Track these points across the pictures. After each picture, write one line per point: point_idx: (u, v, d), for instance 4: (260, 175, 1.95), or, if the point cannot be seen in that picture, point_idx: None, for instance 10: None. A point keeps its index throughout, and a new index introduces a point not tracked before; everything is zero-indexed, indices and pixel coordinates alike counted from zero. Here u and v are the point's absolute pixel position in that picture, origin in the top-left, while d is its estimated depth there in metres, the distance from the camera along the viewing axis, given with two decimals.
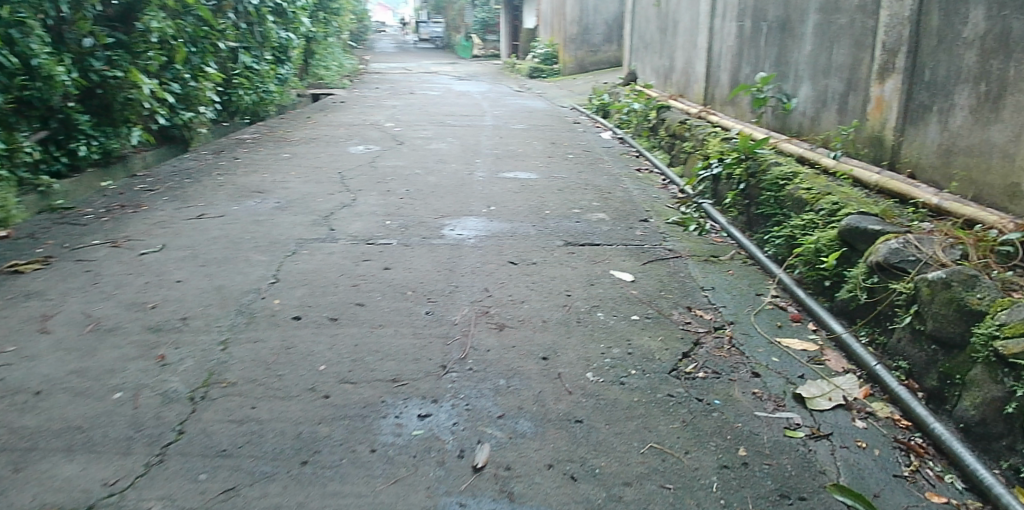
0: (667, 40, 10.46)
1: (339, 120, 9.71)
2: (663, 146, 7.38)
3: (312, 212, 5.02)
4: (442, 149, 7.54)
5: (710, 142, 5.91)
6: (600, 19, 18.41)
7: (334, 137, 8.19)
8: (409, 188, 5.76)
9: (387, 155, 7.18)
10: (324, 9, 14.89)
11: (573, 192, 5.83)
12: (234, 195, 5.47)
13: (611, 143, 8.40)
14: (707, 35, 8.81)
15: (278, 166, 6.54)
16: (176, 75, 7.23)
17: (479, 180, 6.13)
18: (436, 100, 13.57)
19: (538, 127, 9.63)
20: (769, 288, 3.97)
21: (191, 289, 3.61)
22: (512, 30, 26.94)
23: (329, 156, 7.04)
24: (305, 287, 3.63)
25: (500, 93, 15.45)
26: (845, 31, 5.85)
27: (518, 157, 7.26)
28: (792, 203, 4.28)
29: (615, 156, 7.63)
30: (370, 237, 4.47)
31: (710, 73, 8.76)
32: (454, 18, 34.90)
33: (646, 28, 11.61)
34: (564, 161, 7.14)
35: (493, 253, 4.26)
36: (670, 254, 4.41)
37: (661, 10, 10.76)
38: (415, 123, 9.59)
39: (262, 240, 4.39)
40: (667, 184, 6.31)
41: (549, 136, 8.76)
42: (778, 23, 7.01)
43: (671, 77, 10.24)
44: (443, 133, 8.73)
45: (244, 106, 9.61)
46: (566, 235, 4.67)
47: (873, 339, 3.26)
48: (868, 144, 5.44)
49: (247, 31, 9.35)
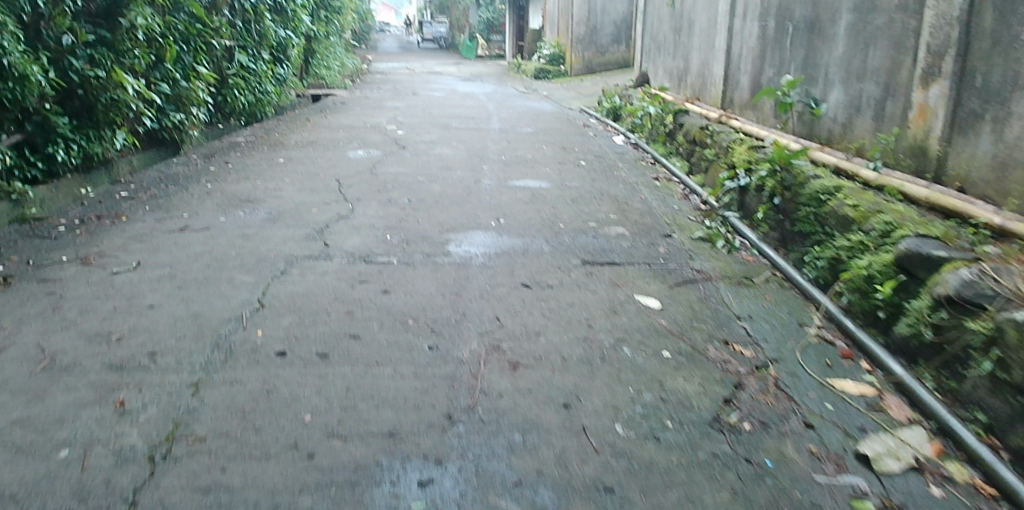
0: (682, 41, 10.03)
1: (340, 123, 9.31)
2: (681, 153, 6.96)
3: (306, 224, 4.62)
4: (447, 155, 7.14)
5: (737, 151, 5.49)
6: (608, 19, 17.95)
7: (333, 141, 7.78)
8: (411, 198, 5.35)
9: (389, 161, 6.77)
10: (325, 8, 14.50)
11: (588, 203, 5.41)
12: (222, 205, 5.07)
13: (625, 149, 7.98)
14: (726, 35, 8.38)
15: (272, 172, 6.14)
16: (165, 74, 6.88)
17: (486, 190, 5.72)
18: (440, 101, 13.17)
19: (547, 130, 9.22)
20: (812, 318, 3.55)
21: (164, 317, 3.20)
22: (518, 30, 26.54)
23: (327, 161, 6.64)
24: (292, 315, 3.21)
25: (507, 94, 15.03)
26: (883, 32, 5.41)
27: (528, 164, 6.85)
28: (837, 221, 3.86)
29: (630, 163, 7.21)
30: (368, 254, 4.06)
31: (729, 76, 8.32)
32: (460, 17, 34.51)
33: (659, 28, 11.17)
34: (576, 168, 6.73)
35: (504, 274, 3.85)
36: (700, 276, 4.00)
37: (676, 9, 10.32)
38: (418, 126, 9.18)
39: (248, 257, 3.99)
40: (688, 194, 5.90)
41: (559, 141, 8.35)
42: (806, 23, 6.58)
43: (686, 79, 9.81)
44: (448, 137, 8.32)
45: (240, 107, 9.25)
46: (583, 252, 4.26)
47: (941, 384, 2.84)
48: (910, 154, 5.01)
49: (244, 29, 9.05)
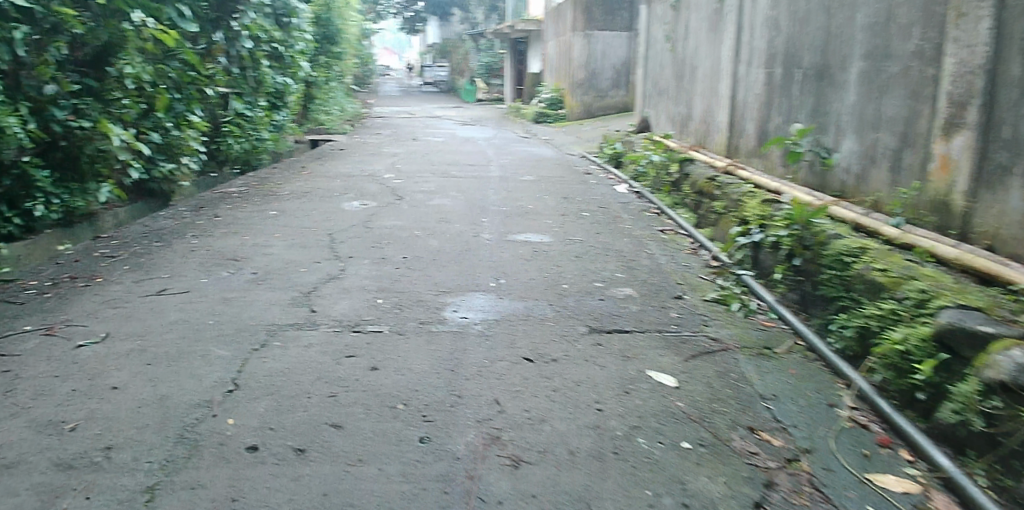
0: (684, 87, 9.88)
1: (336, 171, 9.09)
2: (687, 204, 6.71)
3: (293, 286, 4.33)
4: (445, 206, 6.89)
5: (748, 204, 5.24)
6: (607, 64, 17.95)
7: (328, 191, 7.55)
8: (406, 255, 5.07)
9: (384, 213, 6.52)
10: (324, 53, 14.43)
11: (593, 260, 5.13)
12: (205, 264, 4.79)
13: (629, 198, 7.74)
14: (730, 82, 8.21)
15: (262, 226, 5.87)
16: (156, 124, 6.63)
17: (486, 245, 5.44)
18: (439, 147, 13.00)
19: (548, 178, 8.99)
20: (842, 397, 3.24)
21: (127, 400, 2.89)
22: (517, 74, 26.65)
23: (321, 213, 6.39)
24: (270, 399, 2.90)
25: (507, 139, 14.90)
26: (899, 80, 5.20)
27: (529, 216, 6.59)
28: (864, 287, 3.57)
29: (635, 213, 6.96)
30: (359, 321, 3.77)
31: (734, 123, 8.12)
32: (460, 62, 34.76)
33: (661, 73, 11.05)
34: (579, 220, 6.47)
35: (504, 345, 3.55)
36: (717, 347, 3.69)
37: (678, 55, 10.20)
38: (416, 174, 8.96)
39: (227, 326, 3.69)
40: (697, 249, 5.63)
41: (560, 189, 8.11)
42: (815, 70, 6.39)
43: (689, 126, 9.63)
44: (447, 186, 8.08)
45: (235, 155, 9.03)
46: (589, 318, 3.96)
47: (997, 481, 2.50)
48: (932, 209, 4.73)
49: (240, 76, 8.85)
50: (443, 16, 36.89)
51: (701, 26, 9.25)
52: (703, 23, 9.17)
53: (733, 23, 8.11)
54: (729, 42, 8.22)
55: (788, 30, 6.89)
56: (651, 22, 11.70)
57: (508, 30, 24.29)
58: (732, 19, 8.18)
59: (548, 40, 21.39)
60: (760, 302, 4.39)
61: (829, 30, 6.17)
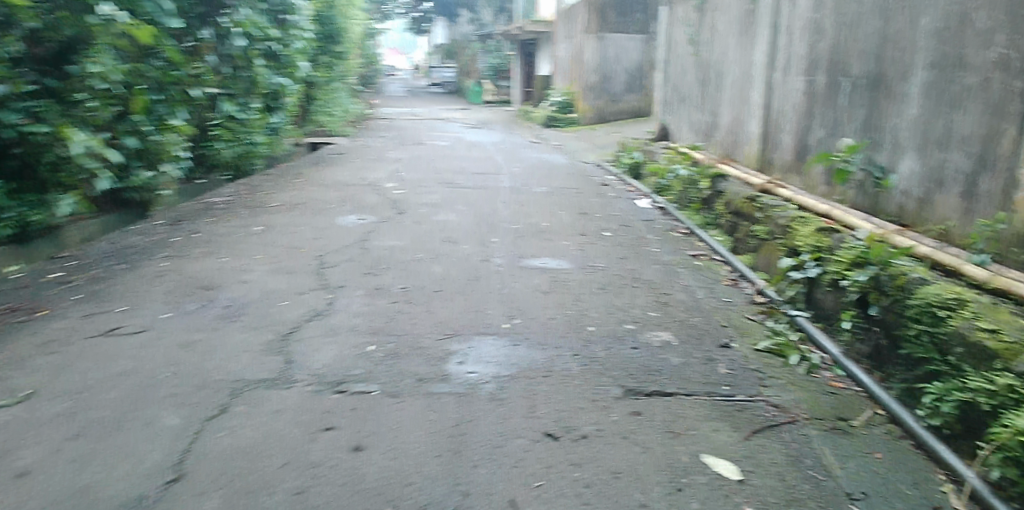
0: (709, 94, 9.20)
1: (333, 178, 8.43)
2: (721, 224, 6.04)
3: (271, 325, 3.67)
4: (450, 222, 6.22)
5: (800, 233, 4.57)
6: (621, 68, 17.28)
7: (323, 202, 6.89)
8: (405, 284, 4.40)
9: (382, 229, 5.86)
10: (325, 52, 13.80)
11: (620, 293, 4.46)
12: (173, 292, 4.13)
13: (652, 215, 7.06)
14: (764, 90, 7.51)
15: (244, 244, 5.22)
16: (132, 127, 6.03)
17: (497, 272, 4.77)
18: (446, 152, 12.34)
19: (563, 189, 8.32)
20: (949, 498, 2.58)
21: (38, 495, 2.24)
22: (526, 76, 25.97)
23: (312, 230, 5.74)
24: (222, 496, 2.25)
25: (516, 144, 14.25)
26: (975, 94, 4.51)
27: (545, 235, 5.91)
28: (966, 351, 2.89)
29: (662, 233, 6.29)
30: (344, 377, 3.10)
31: (768, 135, 7.42)
32: (467, 62, 34.10)
33: (683, 79, 10.34)
34: (600, 242, 5.79)
35: (521, 414, 2.87)
36: (782, 418, 3.04)
37: (702, 59, 9.50)
38: (420, 183, 8.30)
39: (185, 380, 3.03)
40: (737, 280, 4.96)
41: (577, 203, 7.45)
42: (867, 80, 5.70)
43: (715, 135, 8.95)
44: (452, 198, 7.42)
45: (225, 160, 8.42)
46: (624, 374, 3.29)
47: None
48: (1019, 246, 4.01)
49: (231, 76, 8.35)
50: (450, 15, 36.24)
51: (729, 28, 8.54)
52: (731, 26, 8.47)
53: (767, 26, 7.41)
54: (763, 46, 7.52)
55: (835, 35, 6.19)
56: (672, 23, 10.99)
57: (517, 31, 23.60)
58: (764, 21, 7.49)
59: (559, 41, 20.68)
60: (823, 353, 3.72)
61: (885, 35, 5.47)
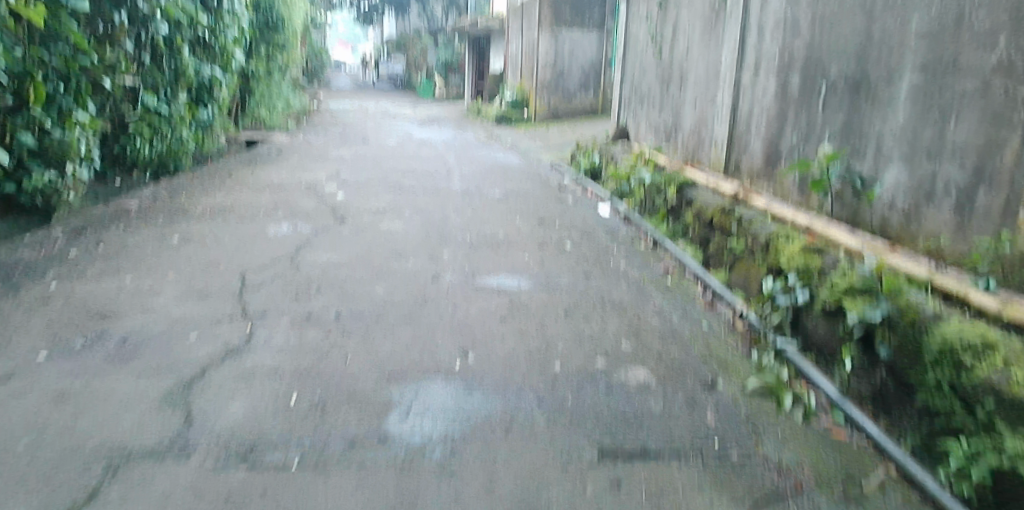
0: (671, 93, 8.79)
1: (268, 180, 7.71)
2: (689, 235, 5.60)
3: (171, 369, 3.02)
4: (395, 232, 5.62)
5: (785, 251, 4.13)
6: (576, 65, 16.80)
7: (253, 208, 6.20)
8: (341, 310, 3.79)
9: (318, 241, 5.22)
10: (264, 42, 12.96)
11: (588, 319, 3.93)
12: (56, 325, 3.44)
13: (614, 223, 6.58)
14: (731, 90, 7.11)
15: (154, 261, 4.52)
16: (28, 121, 5.25)
17: (447, 293, 4.20)
18: (394, 150, 11.68)
19: (518, 193, 7.78)
20: None
21: None
22: (477, 72, 25.36)
23: (237, 242, 5.06)
24: None
25: (468, 142, 13.64)
26: (972, 101, 4.15)
27: (501, 247, 5.36)
28: (1000, 406, 2.46)
29: (627, 244, 5.81)
30: (255, 443, 2.49)
31: (737, 138, 7.01)
32: (417, 56, 33.28)
33: (643, 78, 9.91)
34: (562, 255, 5.27)
35: (478, 490, 2.32)
36: (786, 483, 2.56)
37: (664, 58, 9.08)
38: (363, 186, 7.65)
39: (49, 452, 2.38)
40: (712, 301, 4.50)
41: (533, 210, 6.92)
42: (848, 83, 5.32)
43: (677, 137, 8.54)
44: (399, 203, 6.80)
45: (146, 158, 7.63)
46: (599, 428, 2.76)
47: None
48: None
49: (153, 65, 7.60)
50: (399, 7, 35.30)
51: (694, 25, 8.13)
52: (696, 23, 8.06)
53: (736, 23, 7.01)
54: (731, 45, 7.12)
55: (812, 34, 5.81)
56: (631, 19, 10.56)
57: (469, 25, 22.97)
58: (733, 18, 7.09)
59: (511, 36, 20.15)
60: (819, 394, 3.28)
61: (869, 34, 5.09)
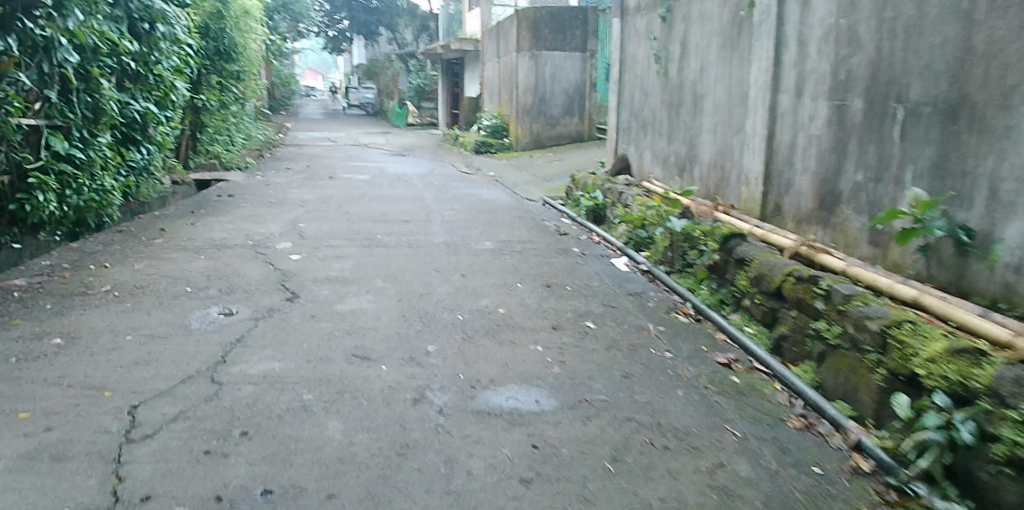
0: (683, 119, 7.59)
1: (207, 237, 6.33)
2: (746, 306, 4.36)
3: None
4: (361, 313, 4.28)
5: (918, 353, 2.88)
6: (559, 88, 15.59)
7: (178, 283, 4.83)
8: (268, 484, 2.44)
9: (255, 335, 3.86)
10: (214, 73, 11.66)
11: (644, 475, 2.62)
12: None
13: (636, 285, 5.29)
14: (767, 117, 5.90)
15: (9, 386, 3.14)
16: None
17: (433, 427, 2.87)
18: (365, 189, 10.35)
19: (513, 244, 6.50)
20: None
21: None
22: (452, 97, 24.19)
23: (142, 344, 3.71)
24: None
25: (447, 177, 12.36)
26: None
27: (502, 333, 4.04)
28: None
29: (661, 317, 4.54)
30: None
31: (780, 174, 5.79)
32: (389, 82, 32.13)
33: (646, 102, 8.70)
34: (585, 343, 3.97)
35: None
36: None
37: (672, 79, 7.90)
38: (325, 241, 6.30)
39: None
40: (808, 417, 3.24)
41: (533, 269, 5.63)
42: (939, 108, 4.10)
43: (694, 170, 7.32)
44: (367, 266, 5.47)
45: (56, 215, 6.28)
46: None
47: None
48: None
49: (61, 103, 6.28)
50: (370, 34, 34.19)
51: (709, 41, 6.95)
52: (711, 39, 6.89)
53: (769, 37, 5.82)
54: (763, 62, 5.93)
55: (878, 47, 4.61)
56: (627, 38, 9.40)
57: (441, 50, 21.81)
58: (764, 32, 5.91)
59: (488, 60, 18.95)
60: None
61: (967, 45, 3.89)
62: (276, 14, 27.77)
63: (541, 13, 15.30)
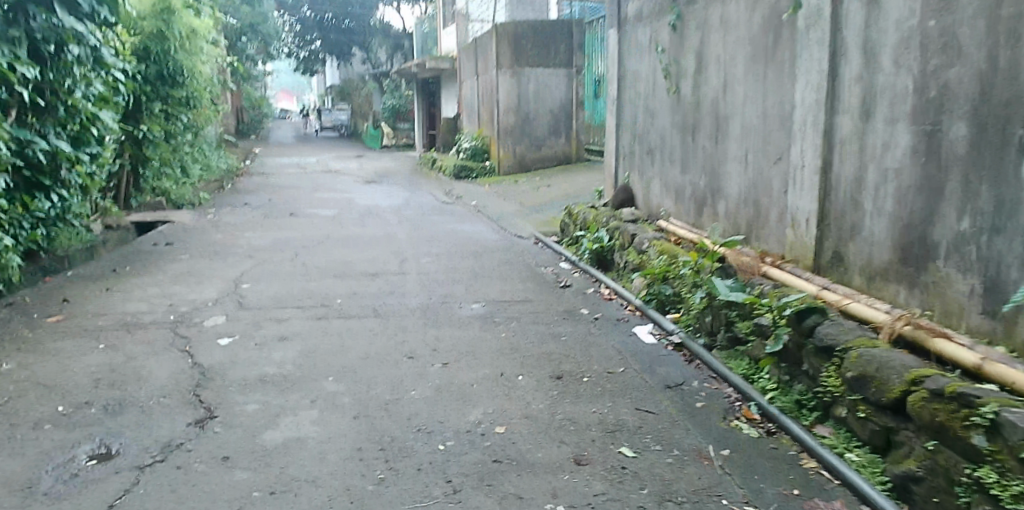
0: (703, 144, 6.44)
1: (120, 311, 4.99)
2: (843, 418, 3.14)
3: None
4: (298, 446, 2.99)
5: None
6: (543, 107, 14.45)
7: (50, 395, 3.51)
8: None
9: (130, 500, 2.56)
10: (156, 99, 10.33)
11: None
12: None
13: (671, 369, 4.05)
14: (823, 144, 4.76)
15: None
16: None
17: None
18: (330, 228, 9.05)
19: (506, 306, 5.25)
20: None
21: None
22: (428, 117, 22.98)
23: None
24: None
25: (424, 209, 11.11)
26: None
27: (502, 478, 2.77)
28: None
29: (719, 429, 3.31)
30: None
31: (843, 217, 4.63)
32: (363, 103, 30.84)
33: (652, 125, 7.54)
34: (625, 491, 2.71)
35: None
36: None
37: (686, 97, 6.74)
38: (268, 311, 4.99)
39: None
40: None
41: (535, 345, 4.36)
42: None
43: (721, 205, 6.16)
44: (319, 350, 4.18)
45: None
46: None
47: None
48: None
49: None
50: (342, 55, 32.97)
51: (737, 52, 5.84)
52: (742, 50, 5.75)
53: (824, 46, 4.71)
54: (816, 76, 4.80)
55: (992, 55, 3.45)
56: (625, 51, 8.26)
57: (417, 69, 20.64)
58: (817, 39, 4.80)
59: (465, 79, 17.78)
60: None
61: None
62: (243, 36, 26.37)
63: (521, 27, 14.20)
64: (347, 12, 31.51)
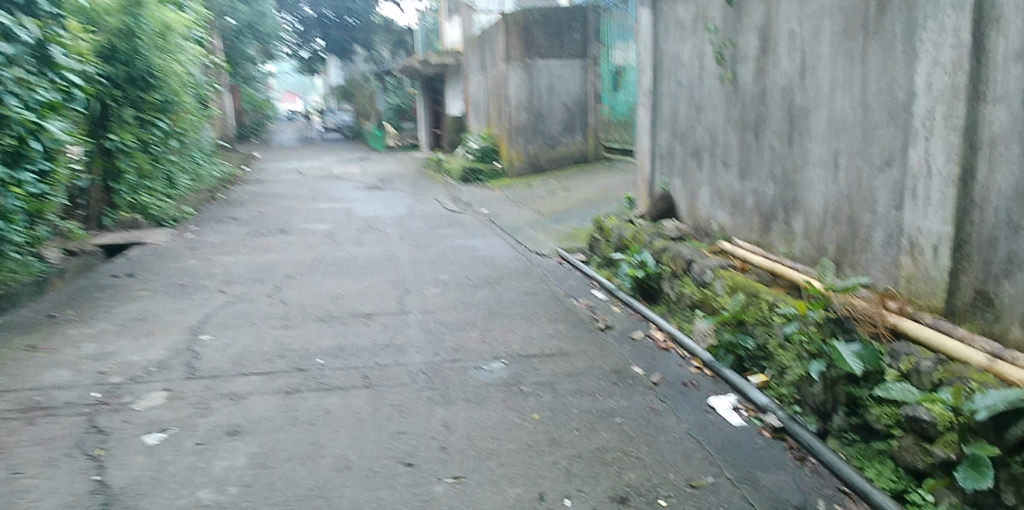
0: (771, 143, 5.21)
1: (33, 384, 3.81)
2: None
3: None
4: None
5: None
6: (557, 102, 13.21)
7: None
8: None
9: None
10: (127, 104, 9.18)
11: None
12: None
13: (780, 481, 2.85)
14: (961, 145, 3.52)
15: None
16: None
17: None
18: (321, 249, 7.88)
19: (533, 365, 4.04)
20: None
21: None
22: (433, 116, 21.85)
23: None
24: None
25: (430, 220, 9.92)
26: None
27: None
28: None
29: None
30: None
31: (994, 244, 3.39)
32: (365, 103, 29.65)
33: (699, 121, 6.31)
34: None
35: None
36: None
37: (746, 86, 5.51)
38: (225, 382, 3.81)
39: None
40: None
41: (580, 437, 3.15)
42: None
43: (798, 220, 4.93)
44: (281, 454, 2.99)
45: None
46: None
47: None
48: None
49: None
50: (343, 54, 31.89)
51: (822, 27, 4.60)
52: (830, 23, 4.51)
53: (962, 10, 3.47)
54: (950, 52, 3.56)
55: None
56: (660, 34, 7.01)
57: (420, 65, 19.48)
58: (950, 2, 3.55)
59: (471, 74, 16.54)
60: None
61: None
62: (241, 35, 25.29)
63: (533, 15, 12.88)
64: (348, 8, 30.32)
